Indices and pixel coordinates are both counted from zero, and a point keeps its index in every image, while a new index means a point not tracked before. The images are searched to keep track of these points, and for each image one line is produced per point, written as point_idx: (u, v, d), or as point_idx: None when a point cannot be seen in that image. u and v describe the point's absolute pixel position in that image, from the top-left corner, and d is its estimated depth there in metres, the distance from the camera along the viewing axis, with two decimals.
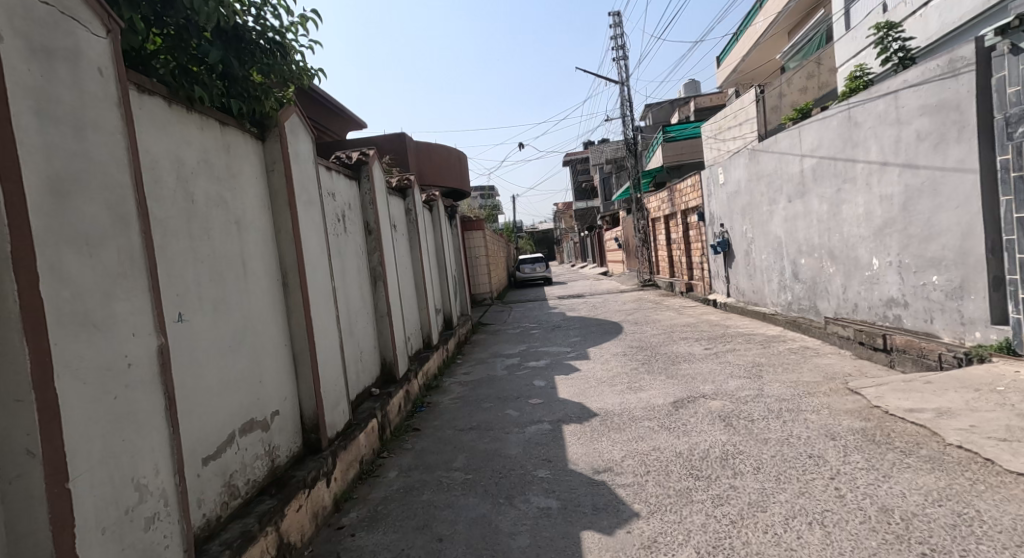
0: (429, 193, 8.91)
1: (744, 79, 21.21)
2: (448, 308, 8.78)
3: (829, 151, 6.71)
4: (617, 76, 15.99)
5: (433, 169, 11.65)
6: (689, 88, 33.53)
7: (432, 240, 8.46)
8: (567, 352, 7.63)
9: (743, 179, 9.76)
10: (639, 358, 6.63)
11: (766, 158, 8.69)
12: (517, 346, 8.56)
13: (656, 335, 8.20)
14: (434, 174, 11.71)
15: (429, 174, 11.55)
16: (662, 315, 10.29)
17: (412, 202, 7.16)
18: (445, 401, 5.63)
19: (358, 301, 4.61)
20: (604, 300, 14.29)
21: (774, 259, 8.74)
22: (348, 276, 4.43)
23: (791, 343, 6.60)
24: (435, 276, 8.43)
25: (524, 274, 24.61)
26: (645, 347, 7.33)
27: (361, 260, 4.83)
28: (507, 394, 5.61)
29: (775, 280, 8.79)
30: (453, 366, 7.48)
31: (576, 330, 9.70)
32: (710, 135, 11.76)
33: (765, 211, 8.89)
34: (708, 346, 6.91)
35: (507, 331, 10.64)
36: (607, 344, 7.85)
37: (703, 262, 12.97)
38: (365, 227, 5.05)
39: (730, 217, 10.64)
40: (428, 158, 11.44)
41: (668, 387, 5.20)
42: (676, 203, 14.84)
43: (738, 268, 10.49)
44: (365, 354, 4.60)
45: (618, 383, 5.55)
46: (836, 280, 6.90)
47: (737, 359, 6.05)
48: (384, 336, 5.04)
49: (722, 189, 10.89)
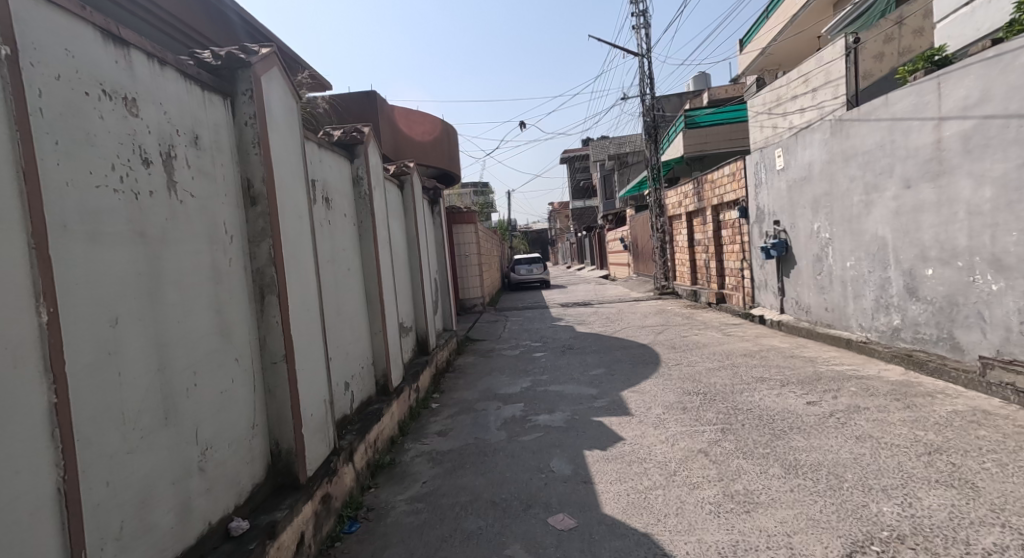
0: (399, 163, 6.48)
1: (771, 62, 19.10)
2: (423, 326, 6.42)
3: (1005, 107, 4.43)
4: (637, 48, 13.76)
5: (413, 142, 9.25)
6: (701, 80, 31.32)
7: (400, 229, 6.02)
8: (593, 399, 5.26)
9: (818, 160, 7.46)
10: (711, 419, 4.32)
11: (863, 130, 6.40)
12: (519, 382, 6.20)
13: (715, 372, 5.89)
14: (414, 148, 9.32)
15: (408, 149, 9.15)
16: (706, 338, 7.99)
17: (363, 165, 4.66)
18: (401, 504, 3.26)
19: (207, 340, 2.23)
20: (620, 311, 12.02)
21: (871, 270, 6.46)
22: (172, 288, 2.04)
23: (947, 398, 4.32)
24: (404, 280, 6.01)
25: (519, 277, 22.35)
26: (711, 394, 5.01)
27: (224, 253, 2.43)
28: (508, 497, 3.23)
29: (871, 296, 6.51)
30: (427, 415, 5.11)
31: (596, 355, 7.37)
32: (762, 110, 9.39)
33: (858, 202, 6.59)
34: (811, 397, 4.62)
35: (505, 353, 8.28)
36: (648, 385, 5.51)
37: (744, 268, 10.70)
38: (245, 192, 2.61)
39: (795, 215, 8.33)
40: (406, 126, 9.04)
41: (806, 499, 2.88)
42: (705, 197, 12.60)
43: (803, 277, 8.21)
44: (221, 450, 2.23)
45: (703, 480, 3.22)
46: (1004, 304, 4.60)
47: (883, 429, 3.76)
48: (275, 402, 2.64)
49: (784, 178, 8.55)
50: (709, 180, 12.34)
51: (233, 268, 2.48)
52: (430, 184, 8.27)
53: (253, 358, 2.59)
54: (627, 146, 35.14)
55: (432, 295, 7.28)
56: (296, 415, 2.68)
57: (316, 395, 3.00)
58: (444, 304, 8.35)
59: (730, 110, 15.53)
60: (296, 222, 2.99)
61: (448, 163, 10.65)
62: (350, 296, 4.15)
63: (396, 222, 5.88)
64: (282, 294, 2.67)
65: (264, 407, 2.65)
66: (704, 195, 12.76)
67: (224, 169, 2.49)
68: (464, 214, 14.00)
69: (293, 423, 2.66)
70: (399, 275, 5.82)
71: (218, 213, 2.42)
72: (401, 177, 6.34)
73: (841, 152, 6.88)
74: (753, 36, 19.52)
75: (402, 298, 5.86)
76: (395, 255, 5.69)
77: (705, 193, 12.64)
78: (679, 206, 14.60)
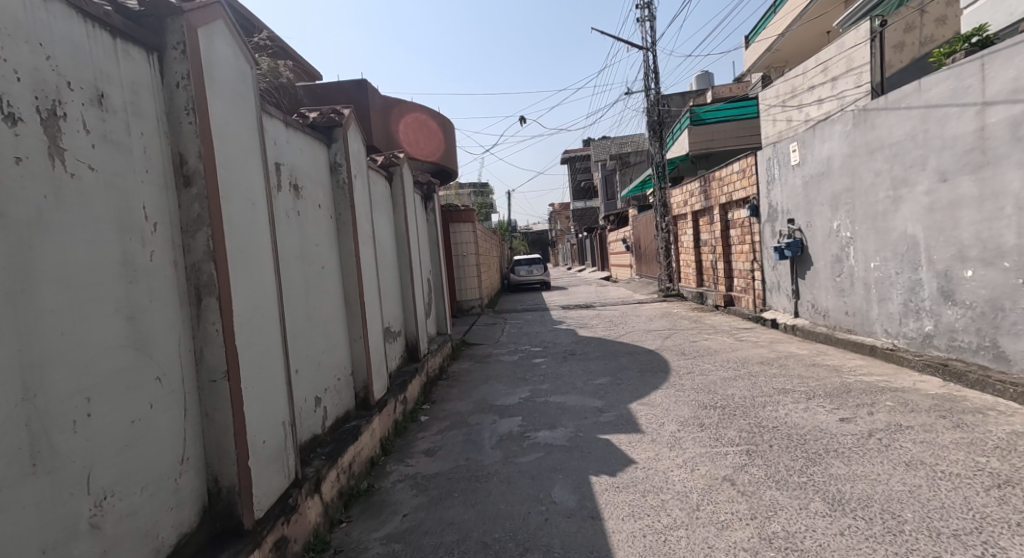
0: (388, 153, 5.98)
1: (777, 58, 18.62)
2: (413, 330, 5.92)
3: None
4: (641, 41, 13.30)
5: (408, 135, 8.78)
6: (703, 79, 30.88)
7: (388, 226, 5.54)
8: (599, 413, 4.77)
9: (838, 154, 6.98)
10: (733, 438, 3.84)
11: (890, 120, 5.92)
12: (517, 392, 5.71)
13: (731, 382, 5.41)
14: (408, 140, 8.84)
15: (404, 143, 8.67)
16: (717, 344, 7.50)
17: (342, 152, 4.17)
18: (376, 544, 2.77)
19: (112, 356, 1.74)
20: (623, 314, 11.56)
21: (898, 272, 5.97)
22: (53, 290, 1.57)
23: (998, 415, 3.84)
24: (392, 281, 5.53)
25: (519, 278, 21.90)
26: (729, 409, 4.53)
27: (143, 244, 1.93)
28: (501, 536, 2.74)
29: (898, 300, 6.03)
30: (415, 431, 4.62)
31: (601, 362, 6.89)
32: (776, 102, 8.88)
33: (884, 199, 6.11)
34: (843, 413, 4.14)
35: (503, 359, 7.79)
36: (658, 398, 5.03)
37: (754, 270, 10.23)
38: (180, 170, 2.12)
39: (811, 213, 7.84)
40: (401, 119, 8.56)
41: (861, 547, 2.39)
42: (713, 195, 12.14)
43: (820, 280, 7.74)
44: (129, 498, 1.75)
45: (732, 518, 2.73)
46: None
47: (933, 453, 3.28)
48: (216, 430, 2.16)
49: (800, 174, 8.06)
50: (716, 179, 11.87)
51: (157, 264, 1.98)
52: (423, 179, 7.78)
53: (185, 377, 2.09)
54: (628, 146, 34.70)
55: (424, 297, 6.79)
56: (241, 446, 2.18)
57: (272, 419, 2.50)
58: (437, 306, 7.84)
59: (737, 107, 15.11)
60: (249, 211, 2.48)
61: (445, 157, 10.18)
62: (324, 299, 3.66)
63: (382, 217, 5.38)
64: (224, 296, 2.17)
65: (200, 436, 2.15)
66: (711, 193, 12.29)
67: (148, 140, 1.99)
68: (461, 213, 13.53)
69: (237, 455, 2.16)
70: (386, 276, 5.31)
71: (135, 193, 1.91)
72: (390, 168, 5.84)
73: (865, 145, 6.40)
74: (758, 32, 19.09)
75: (389, 301, 5.35)
76: (382, 253, 5.18)
77: (712, 192, 12.17)
78: (685, 205, 14.14)
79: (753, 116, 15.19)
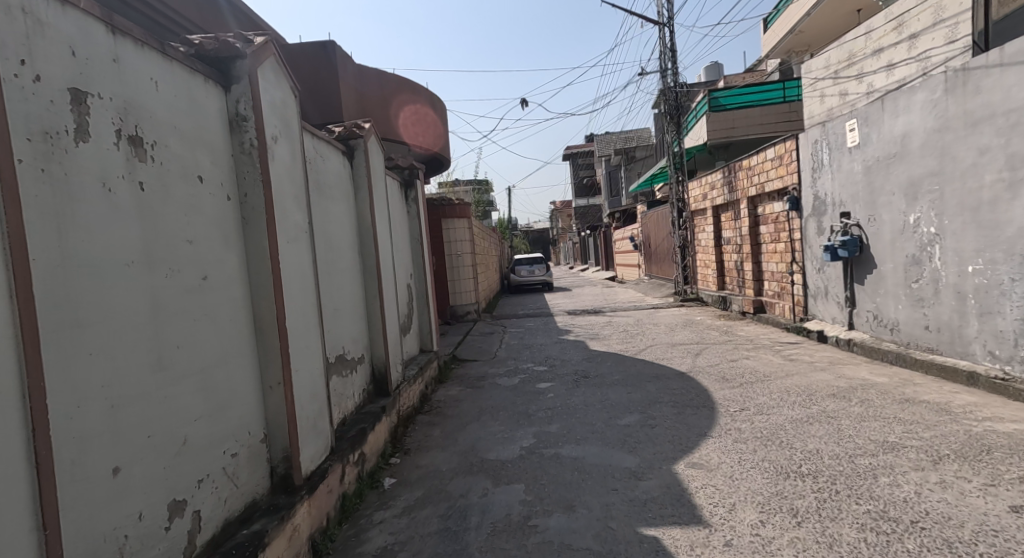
0: (349, 124, 4.60)
1: (798, 41, 17.30)
2: (382, 356, 4.54)
3: None
4: (657, 15, 11.97)
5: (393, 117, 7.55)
6: (714, 69, 29.35)
7: (342, 217, 4.14)
8: (635, 480, 3.40)
9: (919, 129, 5.61)
10: (856, 544, 2.47)
11: (1005, 81, 4.57)
12: (518, 440, 4.33)
13: (805, 426, 4.05)
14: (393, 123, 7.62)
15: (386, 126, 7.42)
16: (765, 366, 6.14)
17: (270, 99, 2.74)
18: None
19: None
20: (639, 322, 10.24)
21: (1015, 279, 4.62)
22: None
23: None
24: (348, 291, 4.13)
25: (520, 279, 20.55)
26: (825, 479, 3.17)
27: None
28: None
29: (1014, 316, 4.67)
30: (373, 511, 3.24)
31: (623, 390, 5.53)
32: (825, 74, 7.48)
33: (997, 185, 4.74)
34: (1008, 494, 2.78)
35: (501, 383, 6.42)
36: (712, 454, 3.66)
37: (792, 272, 8.92)
38: None
39: (877, 205, 6.47)
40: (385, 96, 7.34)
41: None
42: (740, 187, 10.85)
43: (886, 286, 6.43)
44: None
45: None
46: None
47: None
48: None
49: (860, 157, 6.70)
50: (745, 169, 10.56)
51: None
52: (404, 163, 6.38)
53: None
54: (634, 140, 33.29)
55: (398, 310, 5.41)
56: None
57: None
58: (419, 321, 6.44)
59: (760, 91, 13.84)
60: None
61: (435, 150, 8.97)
62: (210, 328, 2.26)
63: (334, 207, 4.00)
64: None
65: None
66: (738, 185, 10.98)
67: None
68: (457, 207, 12.19)
69: None
70: (340, 287, 3.94)
71: None
72: (350, 142, 4.47)
73: (963, 116, 5.03)
74: (778, 14, 17.74)
75: (344, 320, 3.96)
76: (331, 255, 3.79)
77: (740, 184, 10.85)
78: (705, 199, 12.83)
79: (778, 101, 13.91)
